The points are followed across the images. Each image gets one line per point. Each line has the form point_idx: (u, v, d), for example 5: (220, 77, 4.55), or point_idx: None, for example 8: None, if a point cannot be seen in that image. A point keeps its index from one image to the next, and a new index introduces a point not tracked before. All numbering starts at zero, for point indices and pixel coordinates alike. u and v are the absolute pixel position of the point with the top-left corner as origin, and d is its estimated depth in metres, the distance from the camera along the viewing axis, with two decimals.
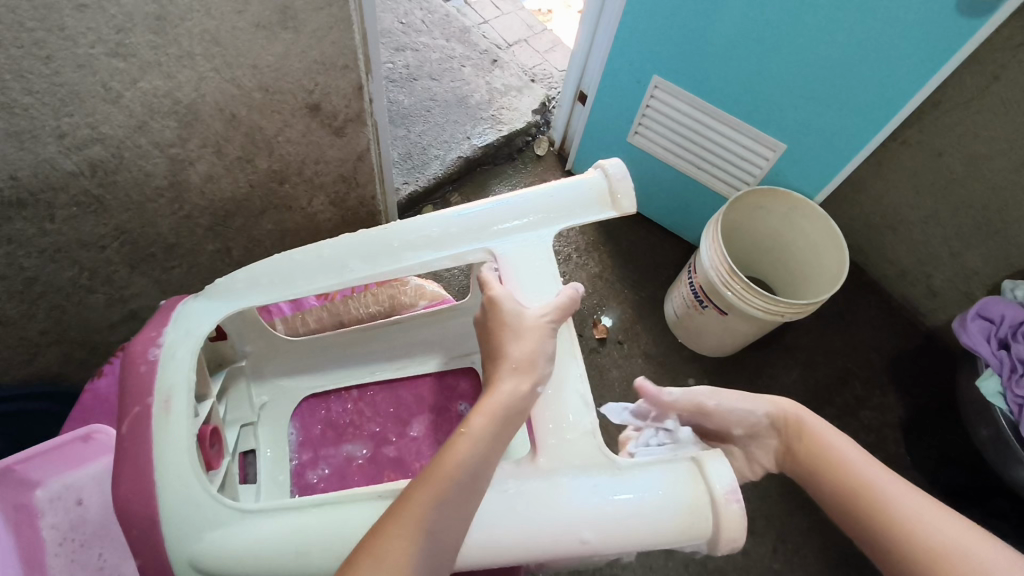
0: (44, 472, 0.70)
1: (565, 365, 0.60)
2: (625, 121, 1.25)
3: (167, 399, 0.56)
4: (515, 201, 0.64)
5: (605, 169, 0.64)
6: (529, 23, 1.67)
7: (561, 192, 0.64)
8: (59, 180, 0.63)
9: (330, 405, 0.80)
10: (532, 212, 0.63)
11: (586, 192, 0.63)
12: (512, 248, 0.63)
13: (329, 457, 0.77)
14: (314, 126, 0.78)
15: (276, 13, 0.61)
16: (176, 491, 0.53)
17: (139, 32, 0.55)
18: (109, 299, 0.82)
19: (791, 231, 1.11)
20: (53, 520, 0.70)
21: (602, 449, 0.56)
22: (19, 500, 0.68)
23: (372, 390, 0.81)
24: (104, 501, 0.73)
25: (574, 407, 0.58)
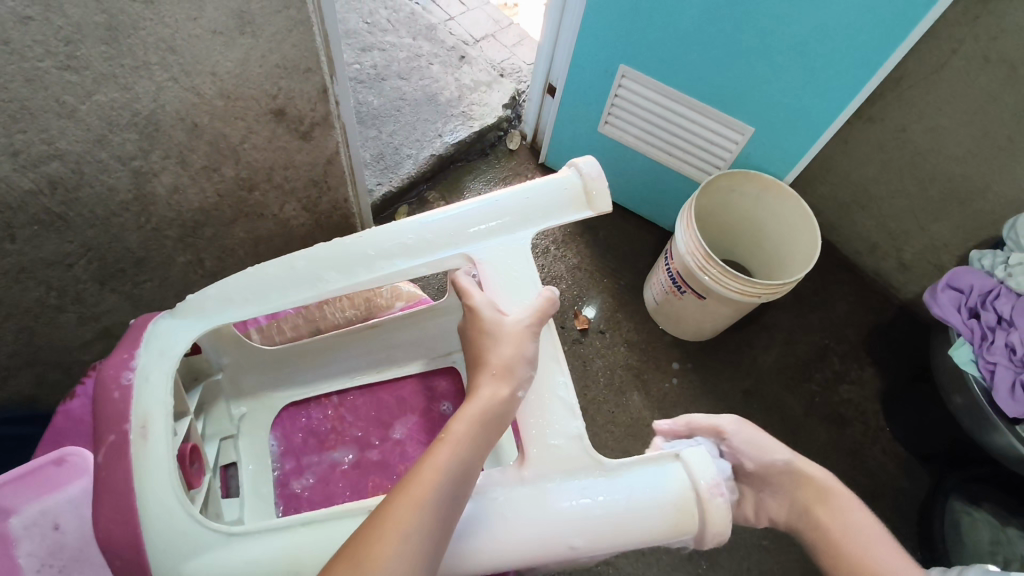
0: (18, 496, 0.66)
1: (549, 369, 0.60)
2: (595, 112, 1.25)
3: (143, 425, 0.54)
4: (490, 204, 0.63)
5: (579, 167, 0.64)
6: (496, 18, 1.66)
7: (536, 193, 0.63)
8: (17, 199, 0.61)
9: (311, 412, 0.79)
10: (508, 214, 0.63)
11: (561, 192, 0.63)
12: (489, 252, 0.63)
13: (313, 465, 0.77)
14: (280, 131, 0.77)
15: (233, 18, 0.60)
16: (159, 511, 0.52)
17: (90, 43, 0.53)
18: (81, 318, 0.80)
19: (764, 213, 1.13)
20: (29, 547, 0.66)
21: (590, 453, 0.57)
22: None
23: (352, 395, 0.80)
24: (83, 525, 0.68)
25: (559, 412, 0.58)
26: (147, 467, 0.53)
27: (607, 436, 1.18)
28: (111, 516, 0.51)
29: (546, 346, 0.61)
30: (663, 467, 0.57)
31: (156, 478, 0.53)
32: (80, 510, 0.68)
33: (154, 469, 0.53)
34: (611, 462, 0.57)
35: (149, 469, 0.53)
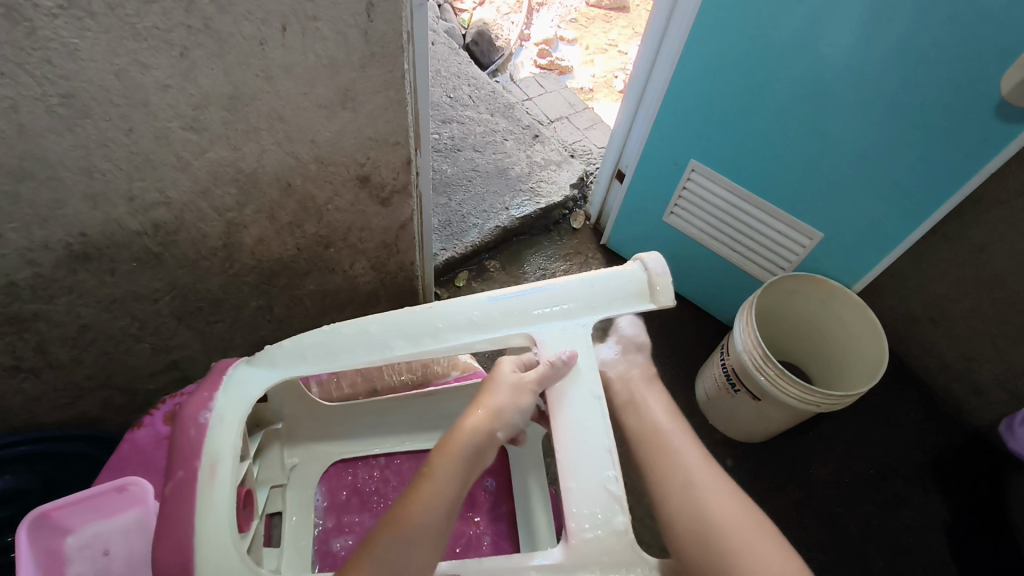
0: (76, 517, 0.68)
1: (601, 463, 0.58)
2: (661, 200, 1.27)
3: (213, 465, 0.56)
4: (556, 288, 0.65)
5: (644, 262, 0.65)
6: (571, 101, 1.78)
7: (601, 283, 0.65)
8: (123, 238, 0.66)
9: (357, 470, 0.80)
10: (571, 299, 0.65)
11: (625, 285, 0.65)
12: (552, 335, 0.64)
13: (353, 525, 0.76)
14: (363, 197, 0.82)
15: (338, 95, 0.66)
16: (216, 549, 0.53)
17: (213, 109, 0.60)
18: (154, 349, 0.84)
19: (828, 318, 1.10)
20: (79, 569, 0.67)
21: (634, 548, 0.55)
22: (51, 545, 0.66)
23: (401, 458, 0.80)
24: (128, 555, 0.68)
25: (604, 505, 0.56)
26: (212, 506, 0.55)
27: (645, 531, 1.13)
28: (168, 549, 0.52)
29: (598, 426, 0.59)
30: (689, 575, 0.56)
31: (221, 516, 0.55)
32: (129, 538, 0.69)
33: (216, 508, 0.55)
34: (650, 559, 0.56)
35: (213, 511, 0.54)
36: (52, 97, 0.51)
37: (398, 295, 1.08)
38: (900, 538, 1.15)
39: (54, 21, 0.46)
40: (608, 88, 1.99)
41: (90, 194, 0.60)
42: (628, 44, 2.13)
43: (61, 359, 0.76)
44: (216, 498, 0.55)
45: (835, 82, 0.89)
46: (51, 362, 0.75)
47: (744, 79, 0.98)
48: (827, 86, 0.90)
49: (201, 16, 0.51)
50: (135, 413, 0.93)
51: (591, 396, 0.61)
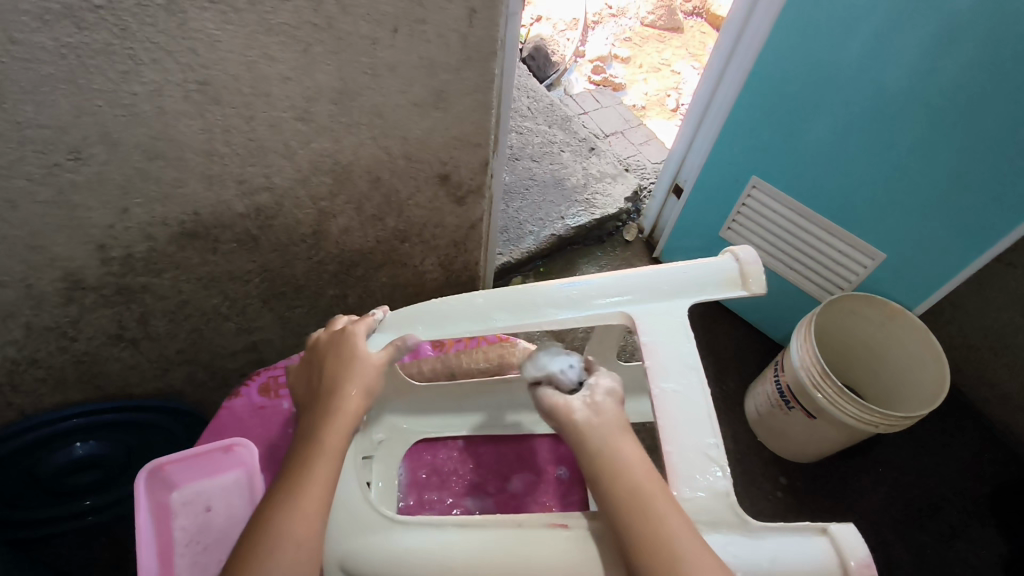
0: (184, 473, 0.67)
1: (698, 421, 0.53)
2: (718, 215, 1.28)
3: None
4: (644, 274, 0.59)
5: (737, 254, 0.59)
6: (626, 117, 1.81)
7: (689, 272, 0.59)
8: (229, 219, 0.71)
9: (437, 451, 0.82)
10: (664, 286, 0.59)
11: (714, 269, 0.59)
12: (651, 315, 0.58)
13: (432, 504, 0.79)
14: (441, 194, 0.86)
15: (432, 95, 0.70)
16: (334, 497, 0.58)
17: (322, 102, 0.64)
18: (238, 329, 0.89)
19: (886, 342, 1.09)
20: (184, 521, 0.65)
21: (736, 510, 0.50)
22: (159, 498, 0.65)
23: (478, 443, 0.84)
24: (230, 512, 0.66)
25: (701, 461, 0.51)
26: None
27: None
28: None
29: (698, 408, 0.54)
30: (808, 540, 0.50)
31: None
32: (234, 496, 0.67)
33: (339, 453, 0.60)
34: (754, 524, 0.50)
35: None
36: (191, 84, 0.55)
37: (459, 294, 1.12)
38: (954, 570, 1.12)
39: (204, 13, 0.51)
40: (661, 106, 2.01)
41: (207, 176, 0.65)
42: (681, 64, 2.16)
43: (157, 331, 0.81)
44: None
45: (901, 98, 0.91)
46: (148, 333, 0.80)
47: (807, 100, 1.01)
48: (889, 112, 0.93)
49: (326, 15, 0.56)
50: (213, 390, 0.98)
51: (686, 368, 0.56)
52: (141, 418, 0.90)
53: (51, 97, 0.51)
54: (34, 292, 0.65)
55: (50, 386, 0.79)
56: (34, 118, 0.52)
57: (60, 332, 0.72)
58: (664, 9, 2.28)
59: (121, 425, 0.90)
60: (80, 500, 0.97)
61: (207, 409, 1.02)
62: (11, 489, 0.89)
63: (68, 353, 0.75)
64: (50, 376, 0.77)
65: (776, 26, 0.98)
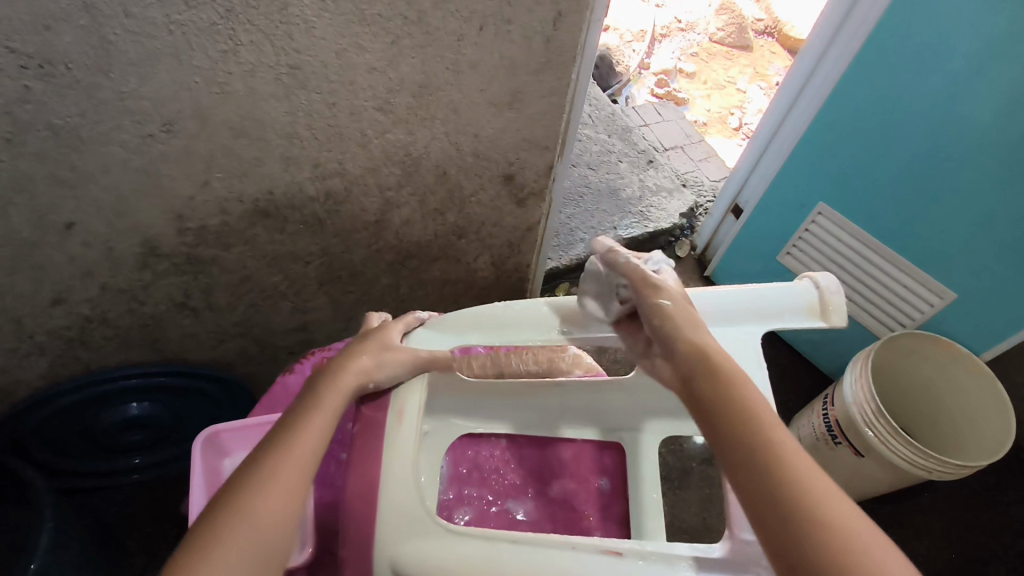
0: (239, 443, 0.69)
1: None
2: (777, 239, 1.26)
3: (400, 411, 0.59)
4: (722, 296, 0.60)
5: (816, 279, 0.59)
6: (687, 132, 1.79)
7: (763, 296, 0.59)
8: (300, 201, 0.73)
9: (480, 447, 0.81)
10: (734, 307, 0.60)
11: (787, 290, 0.59)
12: (724, 339, 0.59)
13: (471, 500, 0.79)
14: (503, 194, 0.87)
15: (509, 95, 0.71)
16: (397, 484, 0.54)
17: (403, 94, 0.65)
18: (293, 308, 0.90)
19: (946, 384, 1.05)
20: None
21: None
22: (213, 465, 0.68)
23: (521, 443, 0.83)
24: None
25: None
26: (397, 453, 0.56)
27: None
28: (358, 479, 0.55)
29: None
30: None
31: (400, 456, 0.56)
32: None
33: (398, 455, 0.56)
34: None
35: (396, 450, 0.56)
36: (282, 67, 0.57)
37: (507, 295, 1.12)
38: None
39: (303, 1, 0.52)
40: (723, 124, 1.98)
41: (286, 157, 0.66)
42: (747, 83, 2.12)
43: (218, 303, 0.83)
44: (397, 437, 0.57)
45: (993, 134, 0.86)
46: (211, 304, 0.82)
47: (884, 129, 0.98)
48: (977, 150, 0.89)
49: (418, 10, 0.57)
50: (262, 365, 1.00)
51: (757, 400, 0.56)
52: (192, 384, 0.93)
53: (153, 71, 0.53)
54: (114, 254, 0.68)
55: (115, 346, 0.82)
56: (136, 89, 0.54)
57: (131, 295, 0.75)
58: (735, 27, 2.24)
59: (173, 389, 0.92)
60: (129, 458, 1.00)
61: (254, 384, 1.04)
62: (66, 441, 0.92)
63: (135, 315, 0.78)
64: (116, 336, 0.80)
65: (860, 53, 0.96)
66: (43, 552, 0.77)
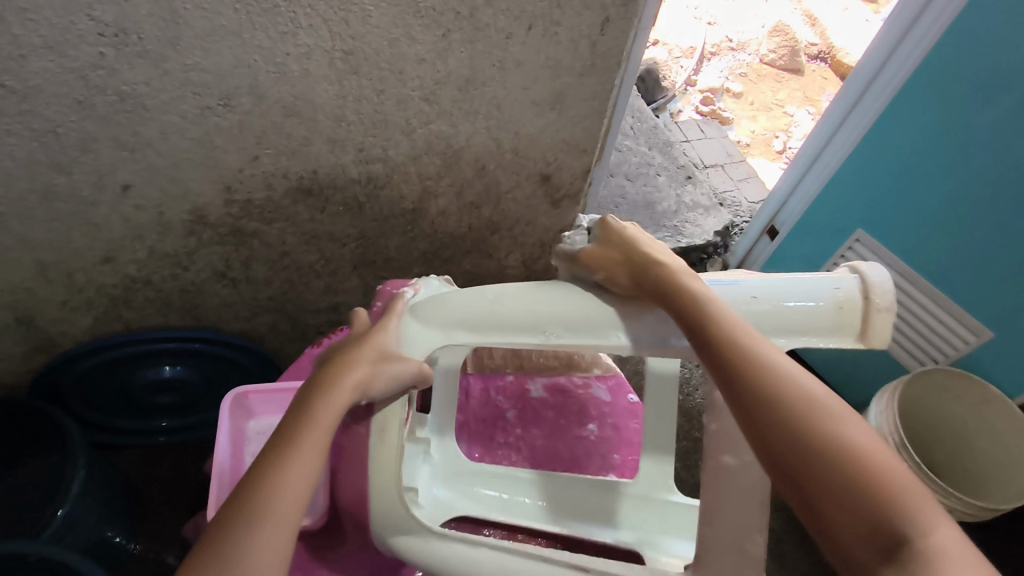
0: (267, 405, 0.72)
1: None
2: (813, 264, 1.24)
3: (383, 426, 0.57)
4: (756, 297, 0.53)
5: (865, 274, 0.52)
6: (729, 151, 1.78)
7: (806, 291, 0.52)
8: (342, 184, 0.75)
9: (496, 435, 0.83)
10: (768, 308, 0.53)
11: (828, 280, 0.53)
12: None
13: None
14: (539, 193, 0.88)
15: (552, 96, 0.73)
16: (384, 498, 0.56)
17: (449, 87, 0.67)
18: (325, 288, 0.93)
19: (975, 424, 1.02)
20: (256, 449, 0.70)
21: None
22: (239, 423, 0.70)
23: (534, 436, 0.83)
24: None
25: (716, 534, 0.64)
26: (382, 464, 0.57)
27: None
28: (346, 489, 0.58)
29: None
30: None
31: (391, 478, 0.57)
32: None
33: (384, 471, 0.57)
34: None
35: (383, 466, 0.57)
36: (337, 52, 0.60)
37: None
38: None
39: None
40: (766, 146, 1.97)
41: (332, 139, 0.69)
42: (796, 107, 2.09)
43: (256, 276, 0.86)
44: (386, 455, 0.57)
45: None
46: (249, 276, 0.85)
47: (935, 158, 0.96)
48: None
49: (470, 6, 0.59)
50: (291, 341, 1.03)
51: None
52: (223, 352, 0.96)
53: (217, 46, 0.56)
54: (164, 219, 0.72)
55: (156, 308, 0.85)
56: (200, 62, 0.57)
57: (176, 260, 0.78)
58: (788, 49, 2.21)
59: (205, 354, 0.96)
60: (157, 419, 1.04)
61: (282, 358, 1.07)
62: (101, 395, 0.96)
63: (178, 280, 0.82)
64: (157, 299, 0.84)
65: (912, 78, 0.96)
66: (71, 499, 0.81)
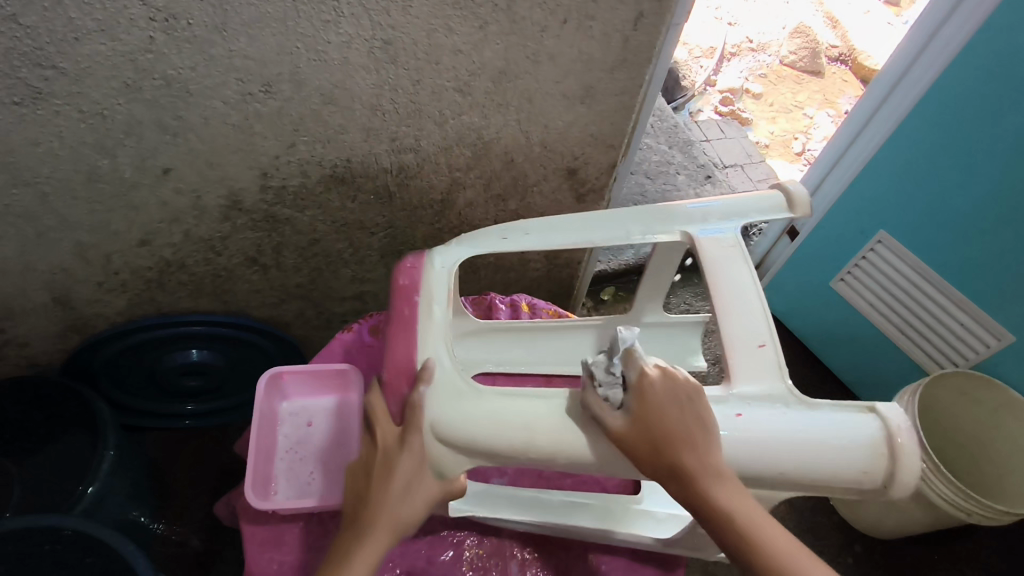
0: (299, 386, 0.73)
1: None
2: (833, 266, 1.24)
3: None
4: (796, 463, 0.46)
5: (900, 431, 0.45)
6: (749, 152, 1.78)
7: (847, 457, 0.45)
8: (373, 173, 0.77)
9: None
10: (813, 471, 0.46)
11: (864, 450, 0.45)
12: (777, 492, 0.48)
13: None
14: (565, 187, 0.89)
15: (582, 90, 0.73)
16: None
17: (483, 78, 0.68)
18: (352, 277, 0.94)
19: (993, 426, 1.02)
20: (288, 429, 0.72)
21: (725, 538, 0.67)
22: (272, 402, 0.72)
23: None
24: (329, 430, 0.72)
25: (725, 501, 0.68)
26: None
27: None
28: None
29: None
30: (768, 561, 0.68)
31: None
32: (335, 417, 0.73)
33: None
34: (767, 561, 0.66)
35: None
36: (376, 41, 0.61)
37: (554, 289, 1.14)
38: None
39: None
40: (785, 148, 1.96)
41: (367, 128, 0.70)
42: (815, 109, 2.08)
43: (286, 262, 0.87)
44: None
45: None
46: (279, 263, 0.87)
47: (950, 179, 0.98)
48: None
49: None
50: (315, 329, 1.04)
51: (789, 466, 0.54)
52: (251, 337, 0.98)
53: (262, 33, 0.57)
54: (201, 204, 0.73)
55: (187, 292, 0.87)
56: (244, 49, 0.58)
57: (209, 245, 0.80)
58: (809, 50, 2.19)
59: (233, 338, 0.98)
60: (183, 403, 1.06)
61: (306, 345, 1.09)
62: (131, 376, 0.98)
63: (210, 265, 0.84)
64: (189, 283, 0.86)
65: (934, 86, 0.95)
66: (102, 477, 0.83)
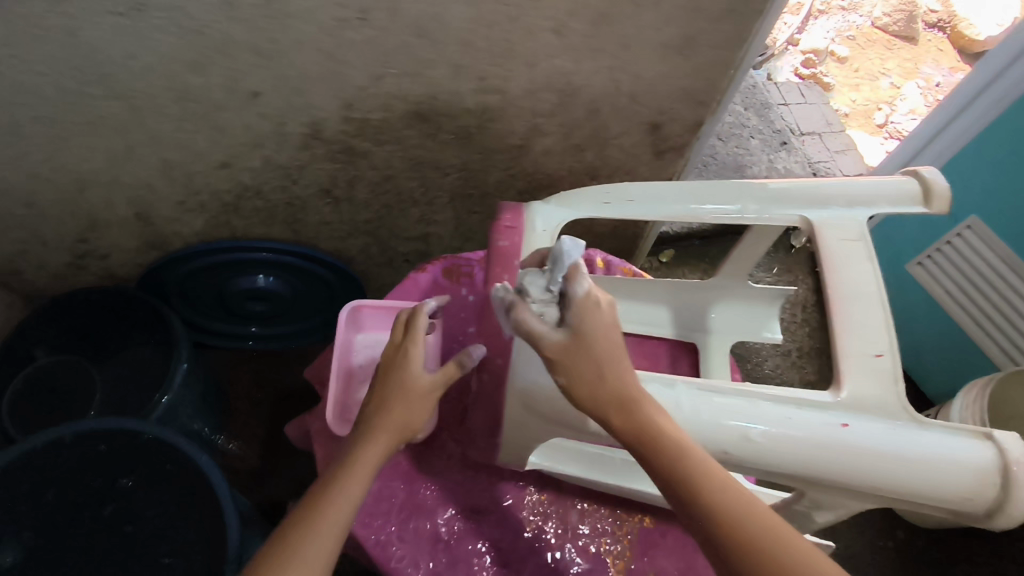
0: (375, 320, 0.74)
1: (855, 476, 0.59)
2: (916, 245, 1.18)
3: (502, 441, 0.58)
4: (882, 475, 0.47)
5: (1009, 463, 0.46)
6: (829, 119, 1.69)
7: (937, 477, 0.46)
8: (455, 112, 0.75)
9: None
10: (893, 483, 0.47)
11: (970, 476, 0.46)
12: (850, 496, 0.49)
13: None
14: (646, 142, 0.86)
15: (682, 40, 0.69)
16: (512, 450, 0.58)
17: (582, 20, 0.65)
18: (420, 217, 0.94)
19: None
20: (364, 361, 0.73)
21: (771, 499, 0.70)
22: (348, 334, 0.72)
23: None
24: None
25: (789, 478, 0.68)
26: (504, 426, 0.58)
27: None
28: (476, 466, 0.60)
29: None
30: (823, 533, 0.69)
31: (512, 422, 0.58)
32: None
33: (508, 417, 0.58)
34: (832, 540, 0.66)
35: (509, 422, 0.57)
36: None
37: (616, 246, 1.12)
38: None
39: None
40: (867, 118, 1.85)
41: (456, 65, 0.68)
42: (903, 79, 1.95)
43: (358, 197, 0.87)
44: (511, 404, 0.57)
45: None
46: (351, 197, 0.87)
47: None
48: None
49: None
50: (377, 266, 1.05)
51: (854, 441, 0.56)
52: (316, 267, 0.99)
53: None
54: (284, 131, 0.73)
55: (261, 219, 0.88)
56: None
57: (287, 173, 0.80)
58: (906, 13, 2.03)
59: (300, 266, 0.99)
60: (247, 325, 1.09)
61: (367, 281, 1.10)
62: (201, 295, 1.01)
63: (286, 193, 0.84)
64: (264, 210, 0.87)
65: None
66: (174, 389, 0.87)
